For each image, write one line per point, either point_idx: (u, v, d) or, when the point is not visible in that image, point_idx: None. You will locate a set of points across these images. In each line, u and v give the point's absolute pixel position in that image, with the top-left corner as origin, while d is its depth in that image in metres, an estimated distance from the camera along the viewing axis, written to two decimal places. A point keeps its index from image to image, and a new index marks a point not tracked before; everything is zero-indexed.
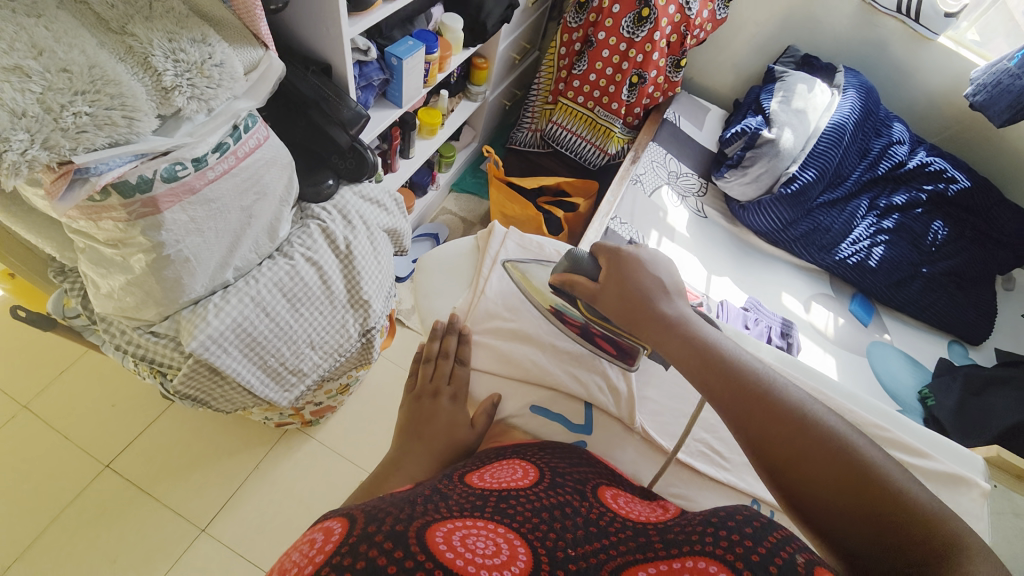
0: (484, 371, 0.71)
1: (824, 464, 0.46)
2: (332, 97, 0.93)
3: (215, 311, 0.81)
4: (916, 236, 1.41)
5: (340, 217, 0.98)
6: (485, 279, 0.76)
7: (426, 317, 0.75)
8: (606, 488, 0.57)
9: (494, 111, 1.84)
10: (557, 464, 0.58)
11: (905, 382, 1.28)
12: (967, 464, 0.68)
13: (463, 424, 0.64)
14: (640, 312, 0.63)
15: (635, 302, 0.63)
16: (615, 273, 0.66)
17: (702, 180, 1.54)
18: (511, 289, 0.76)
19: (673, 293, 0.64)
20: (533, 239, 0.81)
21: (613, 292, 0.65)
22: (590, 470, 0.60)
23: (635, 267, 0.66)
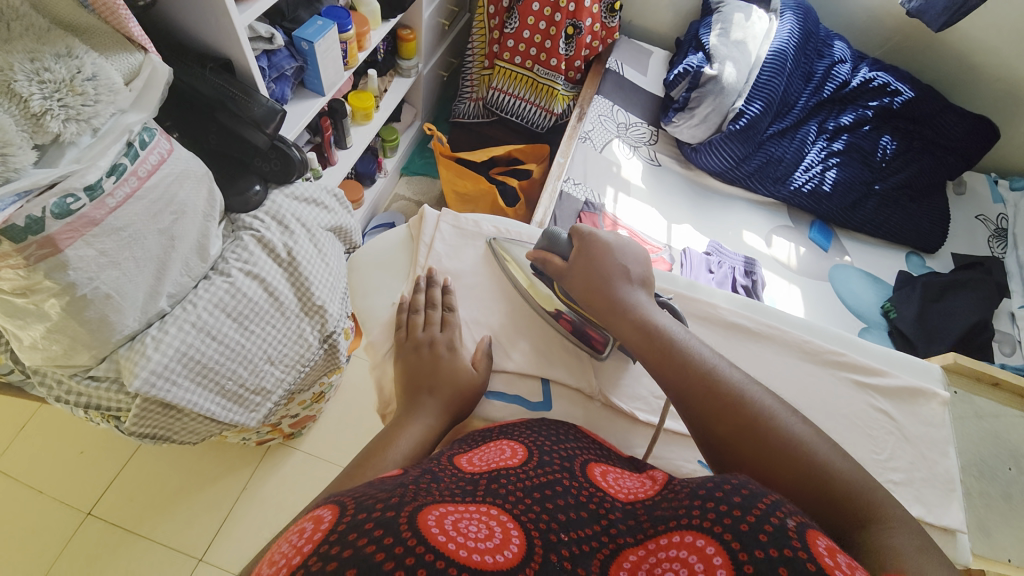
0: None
1: (756, 451, 0.51)
2: (239, 95, 0.85)
3: (155, 344, 0.77)
4: (866, 154, 1.42)
5: (275, 224, 0.93)
6: (423, 268, 0.73)
7: (369, 319, 0.71)
8: (595, 464, 0.55)
9: (431, 84, 1.75)
10: (543, 440, 0.56)
11: (868, 300, 1.31)
12: (925, 376, 0.69)
13: (466, 370, 0.65)
14: (596, 296, 0.64)
15: (596, 285, 0.64)
16: (585, 257, 0.67)
17: (652, 128, 1.51)
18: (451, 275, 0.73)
19: (636, 278, 0.65)
20: (467, 218, 0.77)
21: (581, 273, 0.65)
22: (577, 444, 0.58)
23: (605, 254, 0.66)
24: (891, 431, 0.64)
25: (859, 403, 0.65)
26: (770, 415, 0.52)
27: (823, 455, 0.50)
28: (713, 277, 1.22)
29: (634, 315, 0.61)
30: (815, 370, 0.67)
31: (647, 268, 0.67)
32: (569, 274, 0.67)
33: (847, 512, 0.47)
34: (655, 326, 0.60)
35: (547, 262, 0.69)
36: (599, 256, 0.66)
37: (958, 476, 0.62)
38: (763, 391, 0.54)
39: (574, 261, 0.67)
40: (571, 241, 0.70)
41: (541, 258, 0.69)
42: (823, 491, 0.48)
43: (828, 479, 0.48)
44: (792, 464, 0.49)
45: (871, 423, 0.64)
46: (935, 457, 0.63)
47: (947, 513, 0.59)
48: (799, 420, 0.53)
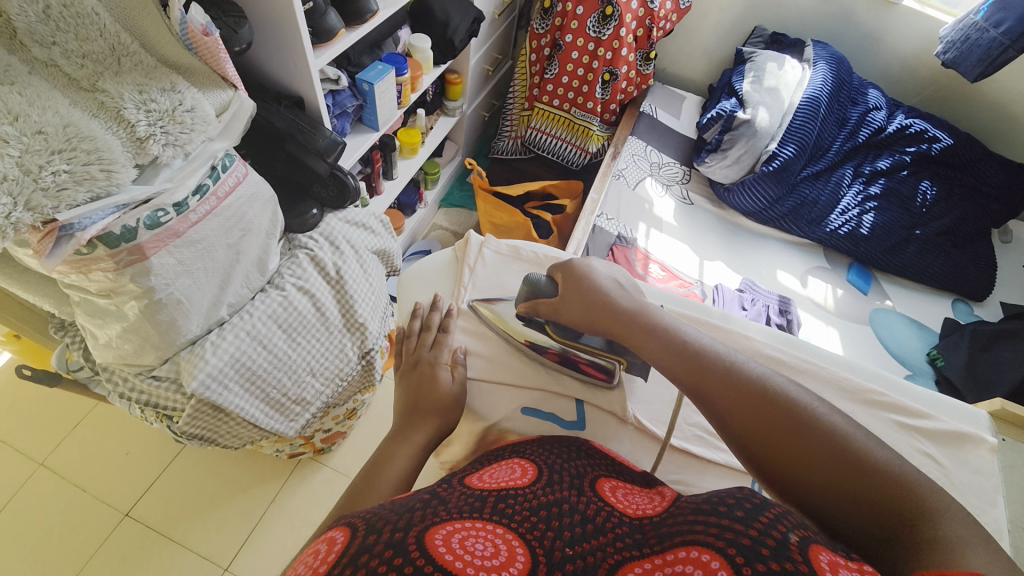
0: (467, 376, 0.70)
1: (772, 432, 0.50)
2: (306, 129, 0.93)
3: (212, 348, 0.83)
4: (905, 199, 1.41)
5: (327, 244, 1.00)
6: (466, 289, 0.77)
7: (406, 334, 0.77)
8: (604, 480, 0.56)
9: (473, 123, 1.87)
10: (554, 459, 0.57)
11: (912, 346, 1.28)
12: (971, 421, 0.65)
13: (445, 382, 0.66)
14: (591, 308, 0.65)
15: (594, 293, 0.66)
16: (574, 290, 0.67)
17: (684, 168, 1.55)
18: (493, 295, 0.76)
19: (628, 289, 0.67)
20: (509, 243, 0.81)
21: (573, 303, 0.66)
22: (587, 461, 0.59)
23: (592, 281, 0.67)
24: (937, 476, 0.60)
25: (902, 444, 0.61)
26: (793, 401, 0.51)
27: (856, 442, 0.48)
28: (747, 313, 1.21)
29: (637, 318, 0.62)
30: (856, 409, 0.63)
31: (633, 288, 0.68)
32: (563, 308, 0.67)
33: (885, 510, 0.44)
34: (653, 327, 0.61)
35: (540, 308, 0.69)
36: (589, 284, 0.66)
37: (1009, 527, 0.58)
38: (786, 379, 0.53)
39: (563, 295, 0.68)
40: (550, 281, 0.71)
41: (530, 306, 0.70)
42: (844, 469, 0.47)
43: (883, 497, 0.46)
44: (810, 449, 0.48)
45: (915, 465, 0.60)
46: (984, 505, 0.59)
47: None
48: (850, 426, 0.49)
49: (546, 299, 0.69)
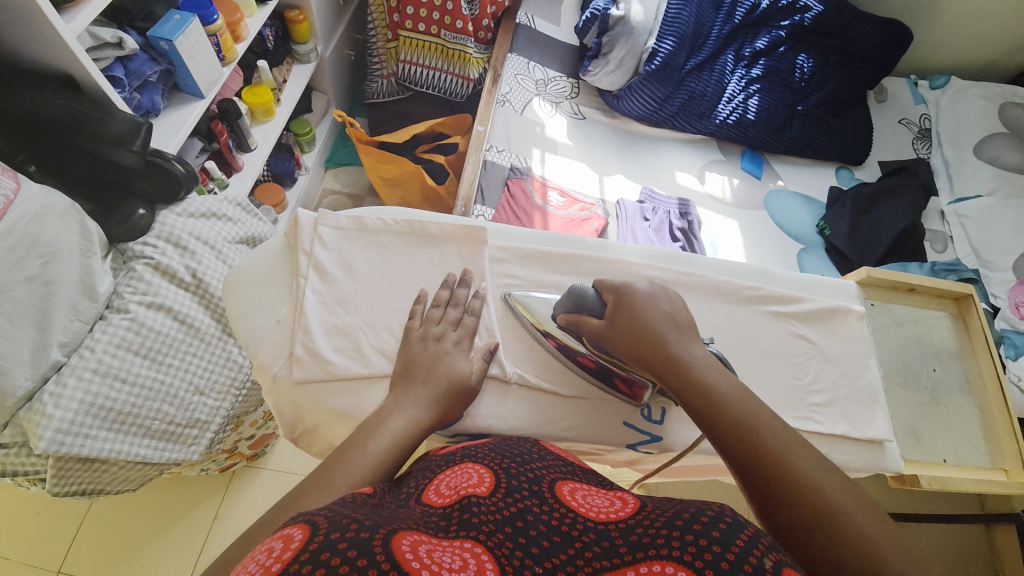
0: (311, 380, 0.51)
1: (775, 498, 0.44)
2: (91, 113, 0.75)
3: (54, 400, 0.71)
4: (785, 76, 1.40)
5: (171, 246, 0.86)
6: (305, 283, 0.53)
7: (253, 346, 0.52)
8: (563, 482, 0.46)
9: (338, 65, 1.64)
10: (512, 463, 0.47)
11: (803, 222, 1.34)
12: (840, 294, 0.68)
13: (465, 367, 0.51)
14: (637, 345, 0.51)
15: (649, 332, 0.51)
16: (625, 317, 0.52)
17: (572, 80, 1.45)
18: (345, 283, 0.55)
19: (682, 325, 0.52)
20: (348, 214, 0.58)
21: (619, 333, 0.52)
22: (542, 464, 0.48)
23: (646, 306, 0.52)
24: (811, 354, 0.62)
25: (778, 332, 0.63)
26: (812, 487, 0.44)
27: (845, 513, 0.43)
28: (649, 224, 1.21)
29: (686, 366, 0.49)
30: (734, 309, 0.63)
31: (684, 315, 0.53)
32: (608, 335, 0.52)
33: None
34: (704, 382, 0.48)
35: (582, 326, 0.54)
36: (634, 314, 0.52)
37: (879, 386, 0.62)
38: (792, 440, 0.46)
39: (613, 320, 0.53)
40: (600, 295, 0.55)
41: (572, 322, 0.54)
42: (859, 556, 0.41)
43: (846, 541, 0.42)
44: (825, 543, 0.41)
45: (792, 351, 0.62)
46: (857, 372, 0.62)
47: (871, 425, 0.59)
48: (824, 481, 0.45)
49: (592, 318, 0.54)
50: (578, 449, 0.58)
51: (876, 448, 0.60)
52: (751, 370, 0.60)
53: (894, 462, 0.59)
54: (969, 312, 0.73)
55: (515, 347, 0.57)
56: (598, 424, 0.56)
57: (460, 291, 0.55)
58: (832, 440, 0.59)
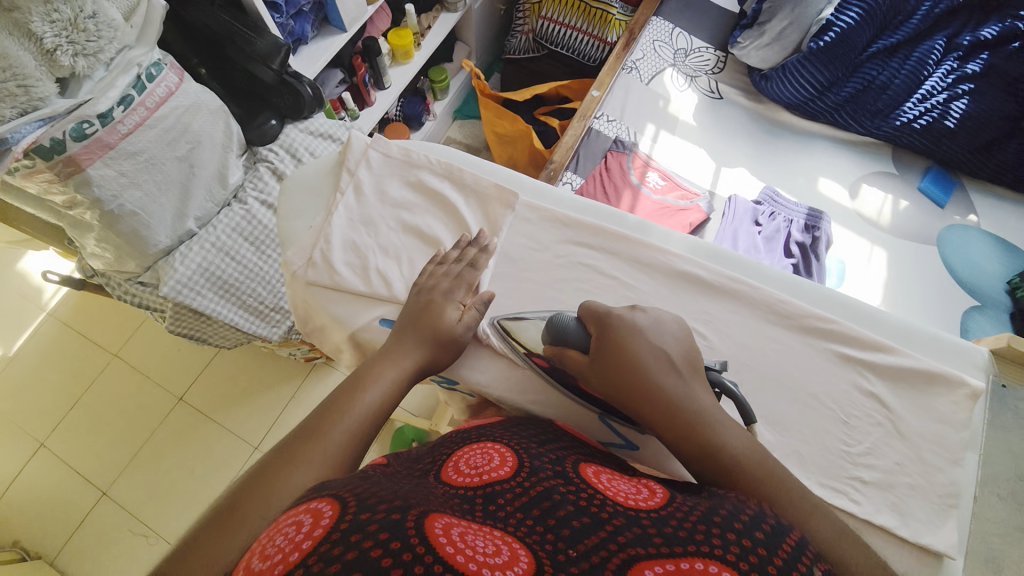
0: (319, 284, 0.55)
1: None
2: (245, 31, 0.87)
3: (181, 259, 0.90)
4: (1011, 83, 1.04)
5: (288, 156, 1.00)
6: (342, 198, 0.57)
7: (288, 244, 0.58)
8: (586, 462, 0.42)
9: (486, 18, 1.67)
10: (530, 442, 0.44)
11: (990, 271, 1.01)
12: (957, 359, 0.51)
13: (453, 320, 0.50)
14: (627, 389, 0.43)
15: (641, 369, 0.43)
16: (609, 351, 0.44)
17: (718, 54, 1.27)
18: (375, 206, 0.57)
19: (683, 367, 0.44)
20: (398, 144, 0.60)
21: (605, 372, 0.44)
22: (562, 444, 0.45)
23: (636, 342, 0.44)
24: (877, 422, 0.48)
25: (840, 380, 0.50)
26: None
27: None
28: (761, 230, 1.04)
29: (690, 418, 0.41)
30: (788, 338, 0.51)
31: (685, 347, 0.45)
32: (592, 373, 0.45)
33: None
34: (712, 442, 0.40)
35: (564, 358, 0.47)
36: (625, 350, 0.44)
37: (968, 490, 0.46)
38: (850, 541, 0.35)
39: (596, 357, 0.45)
40: (584, 327, 0.47)
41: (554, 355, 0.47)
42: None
43: None
44: None
45: (851, 407, 0.49)
46: (940, 464, 0.47)
47: (936, 535, 0.45)
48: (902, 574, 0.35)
49: (576, 352, 0.46)
50: None
51: (933, 563, 0.45)
52: (787, 416, 0.48)
53: None
54: None
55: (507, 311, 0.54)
56: (572, 414, 0.51)
57: (470, 248, 0.54)
58: (869, 533, 0.45)
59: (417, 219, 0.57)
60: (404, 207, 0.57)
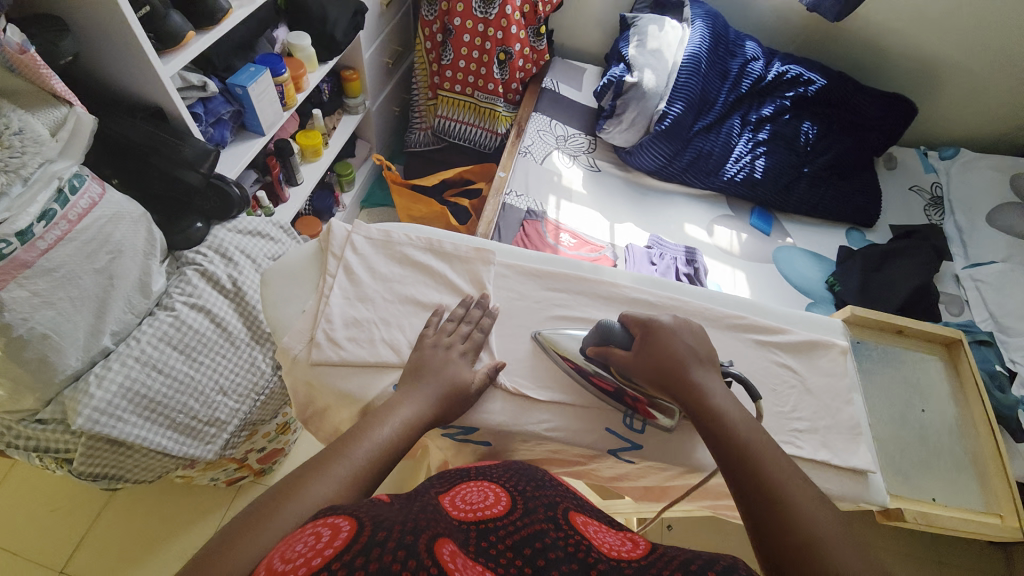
0: (324, 362, 0.58)
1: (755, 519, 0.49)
2: (170, 139, 0.89)
3: (98, 381, 0.79)
4: (790, 140, 1.50)
5: (219, 257, 0.97)
6: (332, 280, 0.62)
7: (281, 331, 0.61)
8: (575, 513, 0.50)
9: (383, 118, 1.83)
10: (527, 488, 0.52)
11: (812, 277, 1.37)
12: (825, 329, 0.71)
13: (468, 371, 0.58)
14: (662, 373, 0.56)
15: (680, 358, 0.57)
16: (651, 343, 0.58)
17: (589, 137, 1.58)
18: (367, 283, 0.63)
19: (704, 359, 0.58)
20: (377, 227, 0.67)
21: (646, 360, 0.57)
22: (555, 491, 0.53)
23: (672, 338, 0.58)
24: (793, 384, 0.65)
25: (761, 360, 0.66)
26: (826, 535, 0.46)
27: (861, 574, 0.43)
28: (657, 268, 1.27)
29: (700, 398, 0.55)
30: (718, 335, 0.67)
31: (709, 348, 0.59)
32: (634, 362, 0.58)
33: None
34: (718, 409, 0.54)
35: (611, 357, 0.58)
36: (662, 347, 0.58)
37: (862, 419, 0.64)
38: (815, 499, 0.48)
39: (639, 350, 0.58)
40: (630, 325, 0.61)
41: (600, 353, 0.59)
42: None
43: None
44: None
45: (774, 378, 0.65)
46: (840, 404, 0.65)
47: (854, 456, 0.61)
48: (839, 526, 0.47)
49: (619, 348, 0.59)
50: (562, 453, 0.62)
51: (859, 479, 0.61)
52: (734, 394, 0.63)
53: (880, 495, 0.60)
54: (960, 360, 0.73)
55: (515, 357, 0.62)
56: (580, 432, 0.59)
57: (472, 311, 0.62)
58: (812, 467, 0.60)
59: (413, 290, 0.64)
60: (399, 283, 0.64)
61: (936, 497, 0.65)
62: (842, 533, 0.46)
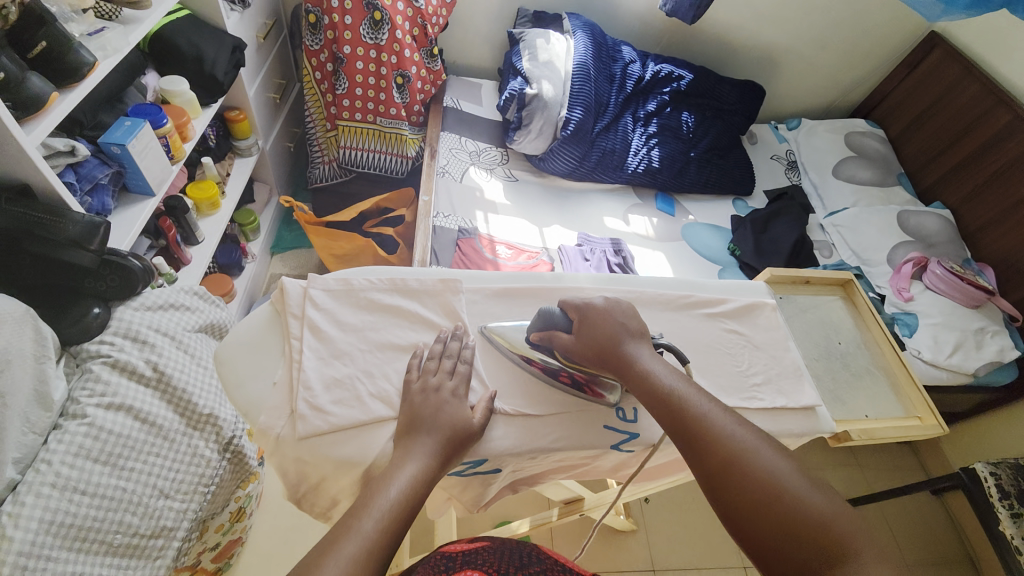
0: (313, 434, 0.53)
1: (712, 480, 0.51)
2: (48, 219, 0.79)
3: (13, 522, 0.66)
4: (676, 130, 1.68)
5: (131, 342, 0.85)
6: (298, 343, 0.57)
7: (251, 411, 0.55)
8: None
9: (278, 156, 1.71)
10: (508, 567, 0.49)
11: (717, 246, 1.55)
12: (755, 292, 0.82)
13: (468, 411, 0.56)
14: (599, 353, 0.60)
15: (606, 334, 0.61)
16: (586, 322, 0.61)
17: (500, 149, 1.63)
18: (337, 339, 0.59)
19: (634, 331, 0.61)
20: (334, 276, 0.63)
21: (584, 337, 0.61)
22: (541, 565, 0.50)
23: (599, 314, 0.62)
24: (744, 344, 0.75)
25: (714, 330, 0.75)
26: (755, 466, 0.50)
27: (790, 492, 0.48)
28: (591, 263, 1.35)
29: (627, 366, 0.59)
30: (677, 315, 0.75)
31: (634, 318, 0.63)
32: (575, 343, 0.61)
33: (814, 555, 0.45)
34: (642, 372, 0.58)
35: (555, 341, 0.61)
36: (593, 324, 0.61)
37: (800, 362, 0.75)
38: (742, 434, 0.53)
39: (579, 332, 0.61)
40: (566, 313, 0.64)
41: (543, 339, 0.62)
42: (794, 532, 0.47)
43: (803, 519, 0.47)
44: (776, 518, 0.47)
45: (728, 344, 0.74)
46: (781, 354, 0.75)
47: (803, 395, 0.71)
48: (771, 453, 0.51)
49: (563, 334, 0.62)
50: (568, 459, 0.64)
51: (810, 414, 0.71)
52: (702, 365, 0.71)
53: (827, 423, 0.70)
54: (855, 294, 0.90)
55: (509, 378, 0.63)
56: (585, 436, 0.61)
57: (453, 344, 0.61)
58: (775, 412, 0.70)
59: (388, 335, 0.61)
60: (373, 331, 0.61)
61: (868, 413, 0.79)
62: (782, 458, 0.51)
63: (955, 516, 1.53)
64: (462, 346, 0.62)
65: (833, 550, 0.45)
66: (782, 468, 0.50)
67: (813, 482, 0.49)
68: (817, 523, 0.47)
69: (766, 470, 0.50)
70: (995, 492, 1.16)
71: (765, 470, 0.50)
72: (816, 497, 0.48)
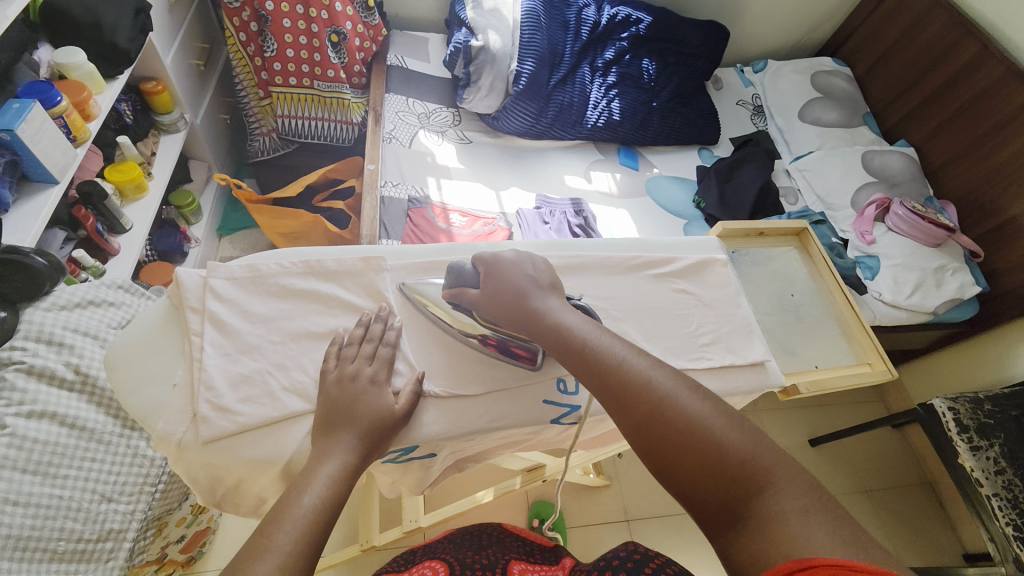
0: (220, 436, 0.49)
1: (635, 429, 0.48)
2: None
3: None
4: (636, 79, 1.60)
5: (48, 345, 0.79)
6: (198, 341, 0.52)
7: (150, 417, 0.50)
8: None
9: (212, 130, 1.59)
10: None
11: (681, 200, 1.51)
12: (705, 248, 0.79)
13: (390, 399, 0.52)
14: (510, 312, 0.57)
15: (518, 289, 0.57)
16: (494, 280, 0.58)
17: (452, 110, 1.53)
18: (244, 332, 0.54)
19: (546, 285, 0.59)
20: (238, 262, 0.57)
21: (493, 295, 0.58)
22: None
23: (506, 270, 0.59)
24: (693, 303, 0.72)
25: (662, 290, 0.71)
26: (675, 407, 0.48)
27: (711, 432, 0.46)
28: (551, 226, 1.30)
29: (539, 319, 0.56)
30: (624, 279, 0.71)
31: (545, 272, 0.60)
32: (485, 302, 0.58)
33: (733, 492, 0.43)
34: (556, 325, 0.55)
35: (465, 298, 0.59)
36: (500, 281, 0.58)
37: (751, 318, 0.73)
38: (661, 377, 0.50)
39: (488, 288, 0.59)
40: (477, 268, 0.61)
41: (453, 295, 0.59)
42: (715, 470, 0.44)
43: (722, 456, 0.44)
44: (695, 460, 0.45)
45: (676, 304, 0.71)
46: (732, 311, 0.73)
47: (752, 351, 0.69)
48: (693, 395, 0.49)
49: (471, 290, 0.59)
50: (509, 437, 0.61)
51: (759, 369, 0.70)
52: (649, 329, 0.68)
53: (775, 378, 0.69)
54: (809, 243, 0.87)
55: (439, 358, 0.59)
56: (523, 412, 0.58)
57: (375, 326, 0.56)
58: (724, 371, 0.68)
59: (304, 325, 0.56)
60: (287, 320, 0.56)
61: (818, 363, 0.78)
62: (701, 396, 0.48)
63: (914, 445, 1.59)
64: (385, 328, 0.57)
65: (751, 485, 0.42)
66: (700, 407, 0.47)
67: (736, 418, 0.47)
68: (736, 460, 0.44)
69: (685, 410, 0.47)
70: (953, 425, 1.19)
71: (684, 411, 0.47)
72: (738, 433, 0.45)
